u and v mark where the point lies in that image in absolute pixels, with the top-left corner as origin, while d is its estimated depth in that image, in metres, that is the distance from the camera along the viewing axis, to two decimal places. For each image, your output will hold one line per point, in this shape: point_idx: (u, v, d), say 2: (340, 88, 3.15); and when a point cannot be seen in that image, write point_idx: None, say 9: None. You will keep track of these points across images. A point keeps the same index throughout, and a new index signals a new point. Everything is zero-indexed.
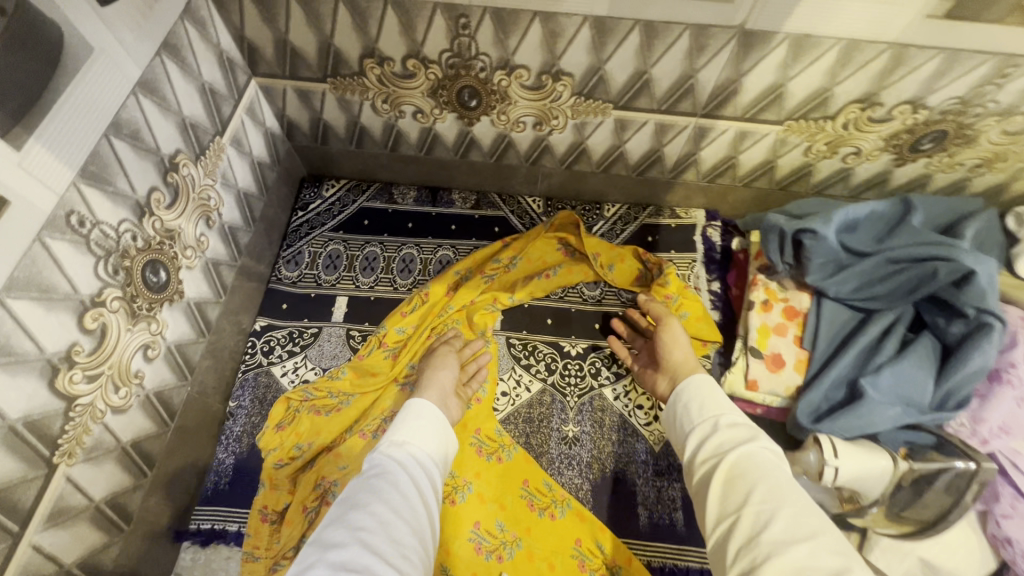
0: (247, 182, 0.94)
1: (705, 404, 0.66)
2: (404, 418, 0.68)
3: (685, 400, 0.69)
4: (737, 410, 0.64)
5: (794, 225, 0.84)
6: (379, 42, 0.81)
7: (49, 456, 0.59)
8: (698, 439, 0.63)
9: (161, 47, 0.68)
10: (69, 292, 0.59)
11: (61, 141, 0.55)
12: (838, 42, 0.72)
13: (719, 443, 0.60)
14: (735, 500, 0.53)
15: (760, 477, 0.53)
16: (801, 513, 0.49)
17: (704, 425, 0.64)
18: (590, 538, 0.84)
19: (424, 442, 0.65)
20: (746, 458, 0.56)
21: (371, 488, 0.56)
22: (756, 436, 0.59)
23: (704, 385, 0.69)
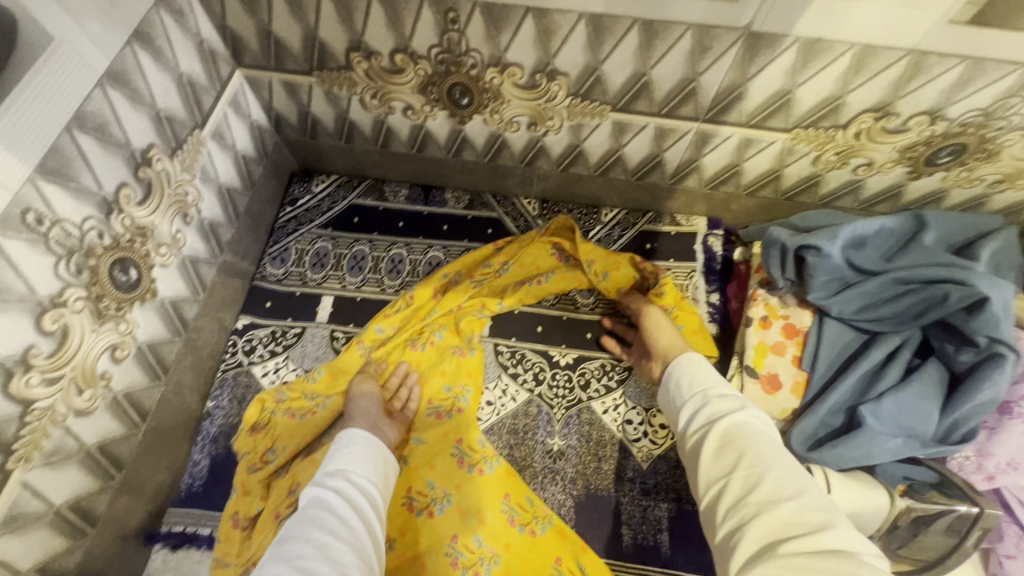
0: (230, 176, 0.91)
1: (695, 378, 0.65)
2: (336, 452, 0.68)
3: (675, 376, 0.67)
4: (728, 382, 0.63)
5: (798, 240, 0.80)
6: (365, 35, 0.77)
7: (3, 462, 0.57)
8: (690, 412, 0.61)
9: (132, 35, 0.65)
10: (25, 293, 0.56)
11: (16, 135, 0.52)
12: (852, 47, 0.67)
13: (709, 412, 0.59)
14: (726, 465, 0.53)
15: (748, 443, 0.53)
16: (788, 474, 0.50)
17: (694, 398, 0.63)
18: (571, 558, 0.80)
19: (361, 469, 0.65)
20: (737, 425, 0.55)
21: (307, 516, 0.54)
22: (745, 404, 0.58)
23: (693, 360, 0.67)
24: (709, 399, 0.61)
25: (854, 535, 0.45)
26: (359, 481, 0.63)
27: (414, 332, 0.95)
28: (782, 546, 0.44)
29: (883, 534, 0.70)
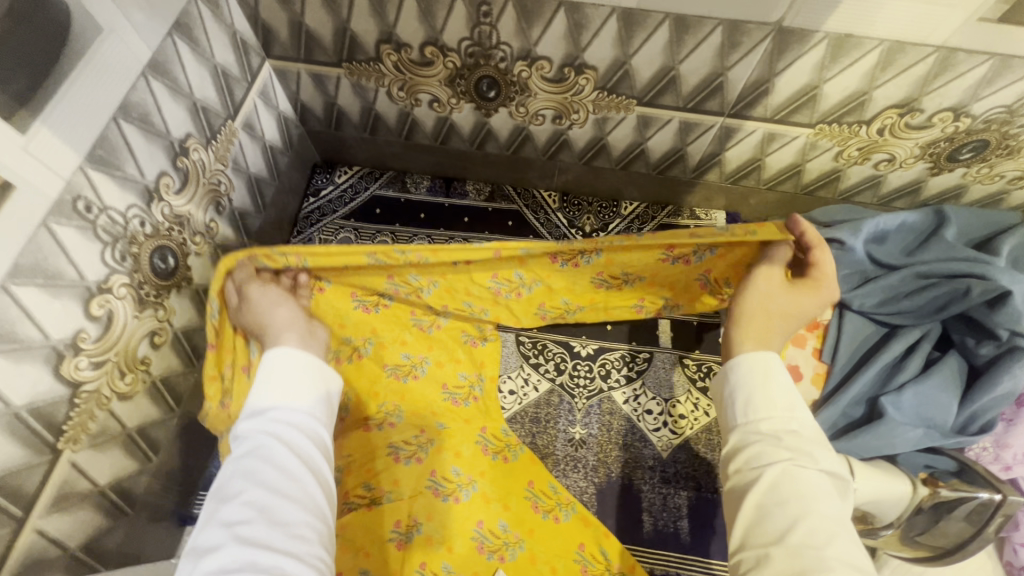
0: (259, 167, 0.92)
1: (754, 401, 0.60)
2: (259, 384, 0.61)
3: (734, 384, 0.62)
4: (794, 413, 0.58)
5: (822, 234, 0.81)
6: (396, 27, 0.78)
7: (54, 443, 0.58)
8: (740, 441, 0.59)
9: (173, 26, 0.66)
10: (75, 279, 0.58)
11: (69, 124, 0.54)
12: (881, 43, 0.68)
13: (757, 454, 0.56)
14: (772, 526, 0.52)
15: (806, 514, 0.51)
16: (841, 560, 0.48)
17: (747, 426, 0.59)
18: (594, 544, 0.82)
19: (291, 406, 0.59)
20: (794, 487, 0.53)
21: (241, 472, 0.52)
22: (812, 457, 0.55)
23: (757, 371, 0.61)
24: (769, 436, 0.57)
25: None
26: (292, 417, 0.58)
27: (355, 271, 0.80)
28: None
29: (904, 521, 0.72)
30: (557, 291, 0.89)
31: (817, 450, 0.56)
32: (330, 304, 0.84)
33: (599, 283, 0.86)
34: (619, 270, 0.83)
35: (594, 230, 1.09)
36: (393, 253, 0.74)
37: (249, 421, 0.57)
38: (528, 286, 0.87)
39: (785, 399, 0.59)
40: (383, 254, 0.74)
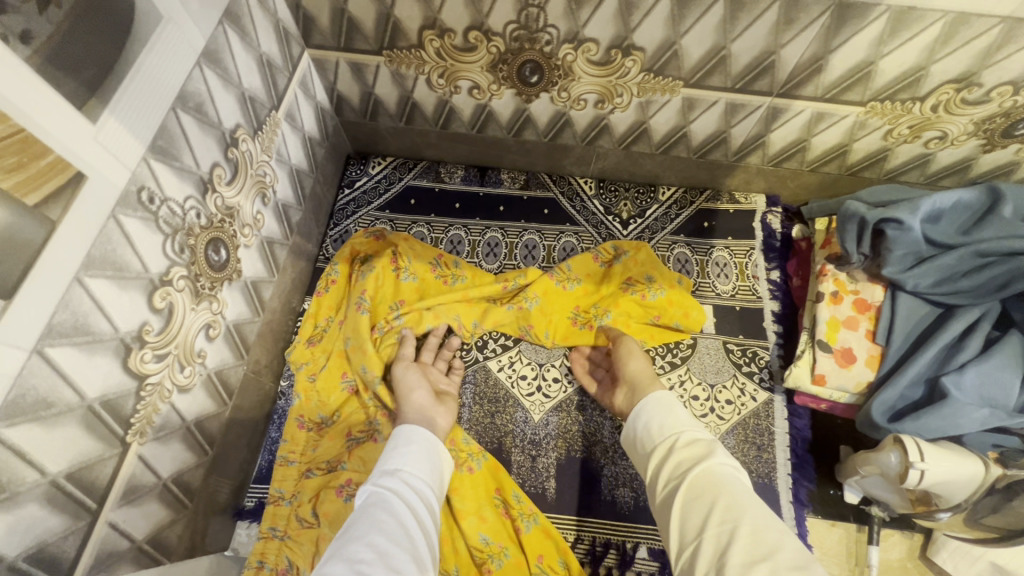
0: (299, 158, 0.91)
1: (665, 422, 0.62)
2: (401, 444, 0.66)
3: (643, 418, 0.64)
4: (697, 424, 0.61)
5: (877, 214, 0.79)
6: (441, 13, 0.77)
7: (123, 435, 0.58)
8: (657, 464, 0.59)
9: (224, 15, 0.65)
10: (140, 271, 0.57)
11: (134, 113, 0.53)
12: (944, 15, 0.66)
13: (677, 463, 0.57)
14: (695, 521, 0.49)
15: (717, 495, 0.50)
16: (759, 528, 0.46)
17: (661, 447, 0.60)
18: (551, 553, 0.79)
19: (419, 471, 0.62)
20: (704, 478, 0.53)
21: (367, 518, 0.52)
22: (712, 452, 0.56)
23: (662, 402, 0.65)
24: (672, 449, 0.59)
25: None
26: (411, 488, 0.59)
27: (403, 275, 0.96)
28: None
29: (972, 503, 0.71)
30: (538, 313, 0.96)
31: (719, 444, 0.57)
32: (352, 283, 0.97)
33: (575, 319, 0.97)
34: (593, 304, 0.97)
35: (631, 216, 1.07)
36: (451, 261, 1.00)
37: (388, 478, 0.59)
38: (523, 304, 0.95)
39: (690, 416, 0.62)
40: (444, 261, 0.99)
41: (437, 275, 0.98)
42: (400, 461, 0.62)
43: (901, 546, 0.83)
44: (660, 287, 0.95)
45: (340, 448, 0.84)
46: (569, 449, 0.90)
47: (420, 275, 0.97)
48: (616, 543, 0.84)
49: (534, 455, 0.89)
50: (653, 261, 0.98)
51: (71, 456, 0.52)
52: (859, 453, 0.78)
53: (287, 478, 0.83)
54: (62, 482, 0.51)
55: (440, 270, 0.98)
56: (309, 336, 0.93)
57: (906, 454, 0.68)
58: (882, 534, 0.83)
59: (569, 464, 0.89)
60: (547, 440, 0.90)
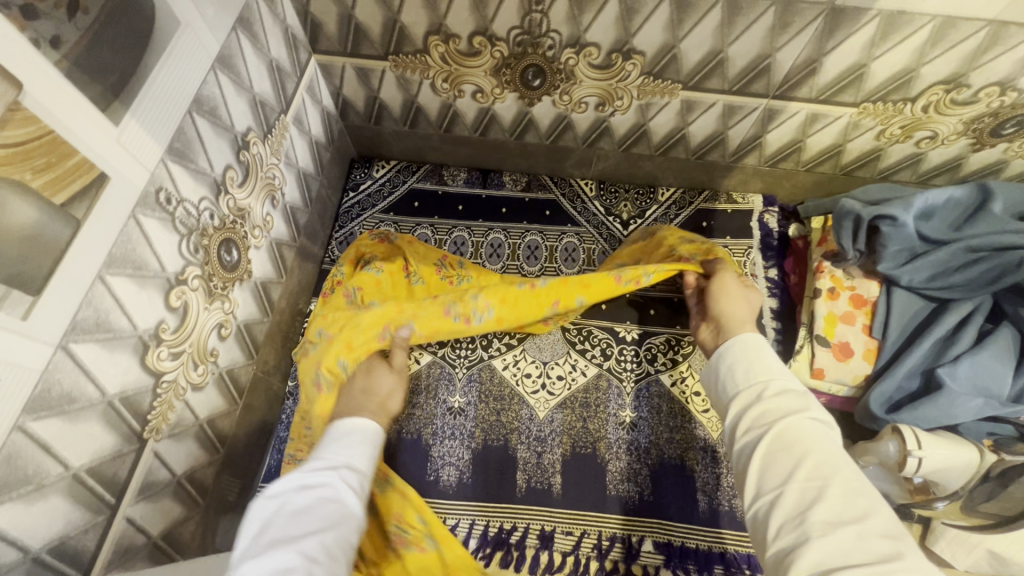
0: (306, 162, 0.93)
1: (752, 367, 0.61)
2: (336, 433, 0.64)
3: (729, 361, 0.64)
4: (788, 373, 0.60)
5: (871, 211, 0.81)
6: (447, 18, 0.79)
7: (140, 431, 0.59)
8: (741, 407, 0.59)
9: (236, 21, 0.67)
10: (157, 270, 0.59)
11: (153, 115, 0.55)
12: (933, 19, 0.69)
13: (766, 409, 0.56)
14: (778, 474, 0.50)
15: (807, 453, 0.50)
16: (851, 492, 0.47)
17: (746, 391, 0.60)
18: (410, 511, 0.81)
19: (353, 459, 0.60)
20: (797, 430, 0.53)
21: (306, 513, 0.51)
22: (807, 406, 0.55)
23: (752, 347, 0.63)
24: (762, 394, 0.58)
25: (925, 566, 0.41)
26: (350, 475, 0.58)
27: (410, 276, 0.98)
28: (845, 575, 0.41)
29: (969, 490, 0.73)
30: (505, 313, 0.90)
31: (811, 399, 0.56)
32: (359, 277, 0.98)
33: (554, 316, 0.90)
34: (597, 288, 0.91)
35: (632, 217, 1.09)
36: (456, 262, 1.01)
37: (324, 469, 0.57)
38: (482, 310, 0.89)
39: (780, 364, 0.61)
40: (450, 261, 1.01)
41: (443, 275, 1.00)
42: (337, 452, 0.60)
43: None
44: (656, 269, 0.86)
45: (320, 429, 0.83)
46: (574, 446, 0.91)
47: (427, 275, 0.99)
48: (622, 537, 0.85)
49: (539, 451, 0.91)
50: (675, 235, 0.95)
51: (91, 450, 0.53)
52: (856, 445, 0.79)
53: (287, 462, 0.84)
54: (83, 476, 0.53)
55: (445, 271, 1.00)
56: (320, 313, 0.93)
57: (904, 443, 0.71)
58: None
59: (574, 461, 0.90)
60: (552, 436, 0.92)
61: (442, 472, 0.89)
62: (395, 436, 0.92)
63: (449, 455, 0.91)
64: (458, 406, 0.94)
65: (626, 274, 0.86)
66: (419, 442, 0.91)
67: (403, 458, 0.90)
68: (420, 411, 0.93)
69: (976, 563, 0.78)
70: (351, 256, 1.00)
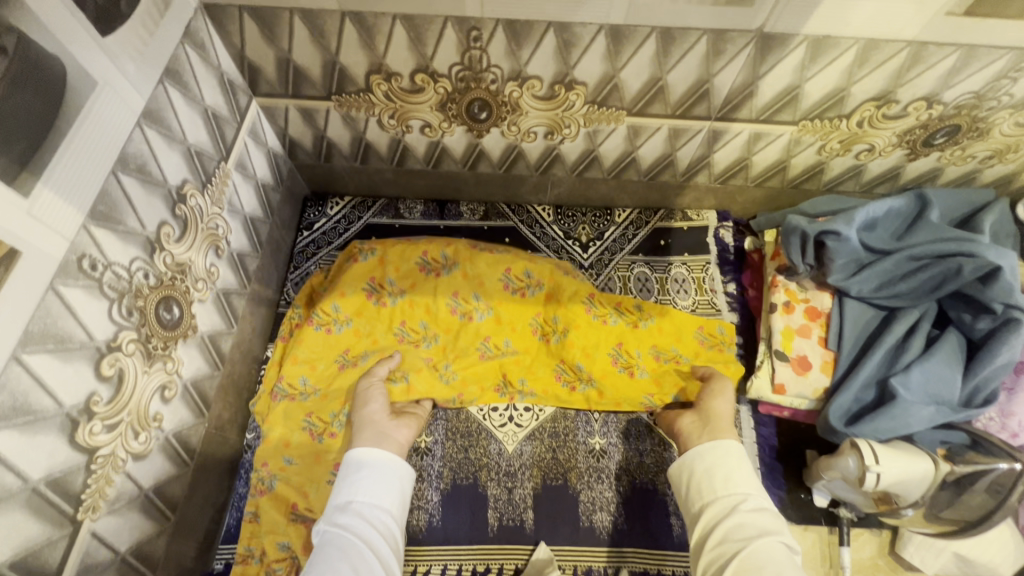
0: (252, 207, 0.91)
1: (731, 477, 0.67)
2: (343, 475, 0.72)
3: (706, 465, 0.70)
4: (765, 495, 0.66)
5: (817, 227, 0.83)
6: (386, 57, 0.78)
7: (72, 513, 0.56)
8: (718, 516, 0.64)
9: (163, 73, 0.65)
10: (84, 340, 0.56)
11: (71, 181, 0.52)
12: (856, 42, 0.72)
13: (741, 523, 0.62)
14: None
15: (779, 572, 0.55)
16: None
17: (723, 500, 0.66)
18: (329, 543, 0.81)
19: (375, 493, 0.70)
20: (765, 551, 0.58)
21: (325, 559, 0.60)
22: (778, 529, 0.61)
23: (733, 454, 0.70)
24: (734, 506, 0.64)
25: None
26: (369, 511, 0.68)
27: (385, 301, 0.93)
28: None
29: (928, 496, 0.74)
30: (469, 377, 0.92)
31: (783, 523, 0.62)
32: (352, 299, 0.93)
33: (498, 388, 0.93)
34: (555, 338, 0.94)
35: (590, 239, 1.10)
36: (470, 296, 0.93)
37: (342, 512, 0.67)
38: (430, 339, 0.93)
39: (758, 482, 0.67)
40: (515, 273, 0.95)
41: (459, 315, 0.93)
42: (348, 492, 0.69)
43: (871, 544, 0.85)
44: (593, 375, 0.92)
45: (326, 482, 0.82)
46: (544, 478, 0.90)
47: (434, 313, 0.93)
48: (597, 570, 0.84)
49: (510, 487, 0.89)
50: (689, 324, 0.96)
51: (14, 542, 0.50)
52: (821, 458, 0.81)
53: (269, 517, 0.81)
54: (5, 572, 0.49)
55: (428, 268, 0.95)
56: (320, 353, 0.91)
57: (862, 459, 0.71)
58: (852, 534, 0.86)
59: (546, 494, 0.89)
60: (522, 470, 0.90)
61: (410, 515, 0.87)
62: None
63: (417, 499, 0.88)
64: (423, 446, 0.91)
65: (567, 376, 0.94)
66: None
67: None
68: None
69: (944, 566, 0.79)
70: (304, 296, 0.98)
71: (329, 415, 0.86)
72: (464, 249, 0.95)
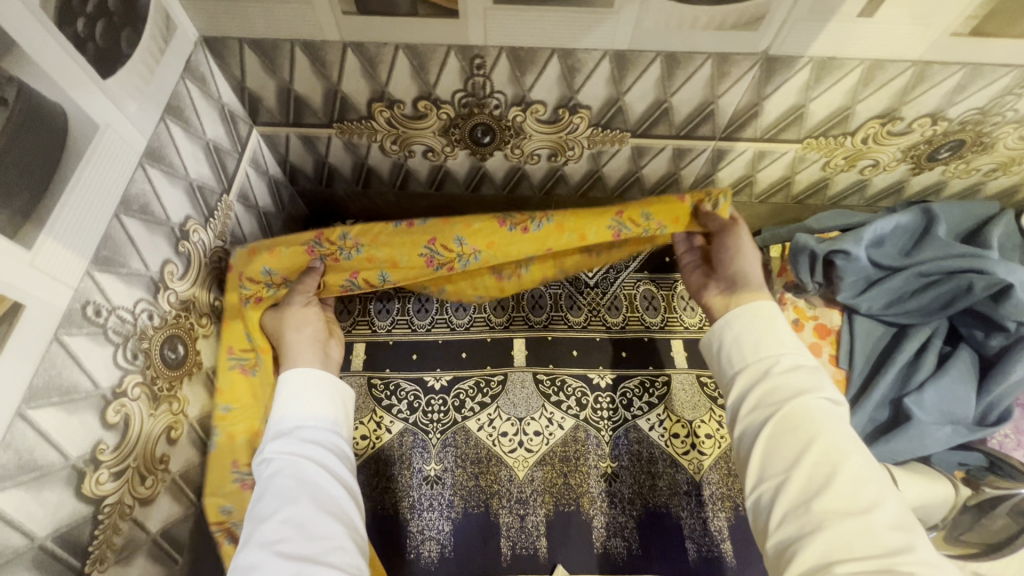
0: (254, 236, 0.89)
1: (763, 341, 0.61)
2: (280, 402, 0.65)
3: (737, 330, 0.63)
4: (798, 350, 0.60)
5: (825, 246, 0.82)
6: (388, 86, 0.77)
7: (80, 567, 0.55)
8: (749, 382, 0.60)
9: (164, 110, 0.64)
10: (89, 389, 0.54)
11: (74, 230, 0.51)
12: (861, 63, 0.71)
13: (775, 388, 0.57)
14: (787, 456, 0.52)
15: (819, 437, 0.52)
16: (860, 479, 0.49)
17: (754, 368, 0.61)
18: None
19: (317, 421, 0.64)
20: (803, 413, 0.54)
21: (274, 494, 0.55)
22: (818, 387, 0.57)
23: (763, 316, 0.63)
24: (767, 372, 0.59)
25: (931, 554, 0.44)
26: (317, 434, 0.62)
27: None
28: (842, 566, 0.44)
29: (946, 518, 0.73)
30: (378, 261, 0.80)
31: (822, 380, 0.58)
32: None
33: (430, 256, 0.81)
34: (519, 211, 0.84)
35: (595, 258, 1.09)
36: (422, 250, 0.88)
37: (277, 444, 0.60)
38: (350, 248, 0.79)
39: (791, 338, 0.61)
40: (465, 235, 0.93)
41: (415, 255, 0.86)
42: (293, 419, 0.63)
43: None
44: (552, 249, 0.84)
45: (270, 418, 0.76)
46: (556, 504, 0.88)
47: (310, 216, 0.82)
48: None
49: (522, 514, 0.88)
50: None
51: None
52: None
53: (212, 482, 0.73)
54: None
55: None
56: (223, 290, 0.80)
57: (883, 484, 0.71)
58: None
59: (559, 521, 0.87)
60: (534, 496, 0.89)
61: (421, 547, 0.85)
62: (371, 517, 0.87)
63: (429, 530, 0.87)
64: (433, 475, 0.90)
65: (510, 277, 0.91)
66: (395, 518, 0.87)
67: (378, 535, 0.86)
68: (394, 484, 0.89)
69: None
70: None
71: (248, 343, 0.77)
72: None
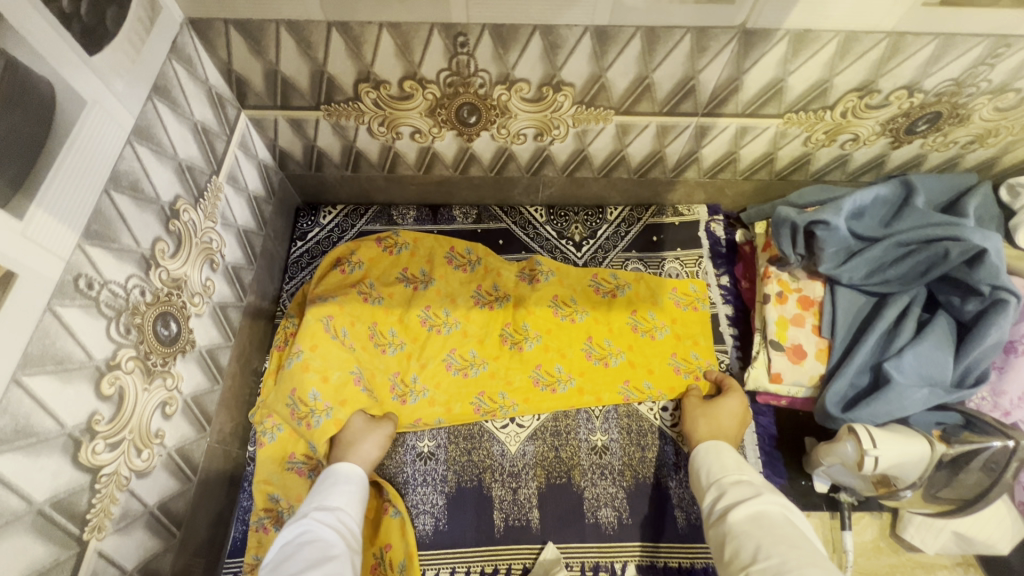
0: (246, 220, 0.91)
1: (714, 468, 0.75)
2: (329, 483, 0.76)
3: (701, 464, 0.78)
4: (742, 470, 0.73)
5: (806, 218, 0.84)
6: (374, 66, 0.78)
7: (78, 534, 0.56)
8: (711, 500, 0.71)
9: (152, 90, 0.65)
10: (84, 360, 0.56)
11: (64, 205, 0.52)
12: (837, 34, 0.73)
13: (728, 500, 0.68)
14: (747, 552, 0.59)
15: (765, 535, 0.59)
16: (806, 562, 0.54)
17: (713, 488, 0.72)
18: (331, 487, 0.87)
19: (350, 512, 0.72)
20: (752, 517, 0.63)
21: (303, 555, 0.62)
22: (761, 494, 0.66)
23: (713, 450, 0.78)
24: (723, 488, 0.71)
25: None
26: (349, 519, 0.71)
27: (388, 351, 0.96)
28: None
29: (923, 478, 0.76)
30: (435, 410, 0.92)
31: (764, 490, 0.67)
32: (352, 304, 0.96)
33: (478, 406, 0.93)
34: (555, 364, 0.97)
35: (584, 238, 1.11)
36: (468, 354, 0.97)
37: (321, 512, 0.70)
38: (418, 392, 0.93)
39: (737, 463, 0.74)
40: (484, 289, 1.02)
41: (455, 369, 0.96)
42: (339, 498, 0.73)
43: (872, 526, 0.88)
44: (570, 374, 0.96)
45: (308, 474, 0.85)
46: (548, 477, 0.90)
47: (406, 322, 0.97)
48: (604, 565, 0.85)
49: (514, 487, 0.89)
50: (665, 285, 1.04)
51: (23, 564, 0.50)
52: (820, 445, 0.82)
53: (264, 469, 0.84)
54: None
55: (431, 324, 0.98)
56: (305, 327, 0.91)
57: (860, 443, 0.74)
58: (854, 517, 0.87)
59: (551, 493, 0.89)
60: (525, 470, 0.90)
61: (416, 520, 0.87)
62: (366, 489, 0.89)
63: (423, 504, 0.88)
64: (427, 451, 0.92)
65: (545, 379, 0.95)
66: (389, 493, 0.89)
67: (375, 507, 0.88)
68: (388, 459, 0.91)
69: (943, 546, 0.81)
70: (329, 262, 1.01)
71: (309, 400, 0.86)
72: (441, 265, 1.02)
